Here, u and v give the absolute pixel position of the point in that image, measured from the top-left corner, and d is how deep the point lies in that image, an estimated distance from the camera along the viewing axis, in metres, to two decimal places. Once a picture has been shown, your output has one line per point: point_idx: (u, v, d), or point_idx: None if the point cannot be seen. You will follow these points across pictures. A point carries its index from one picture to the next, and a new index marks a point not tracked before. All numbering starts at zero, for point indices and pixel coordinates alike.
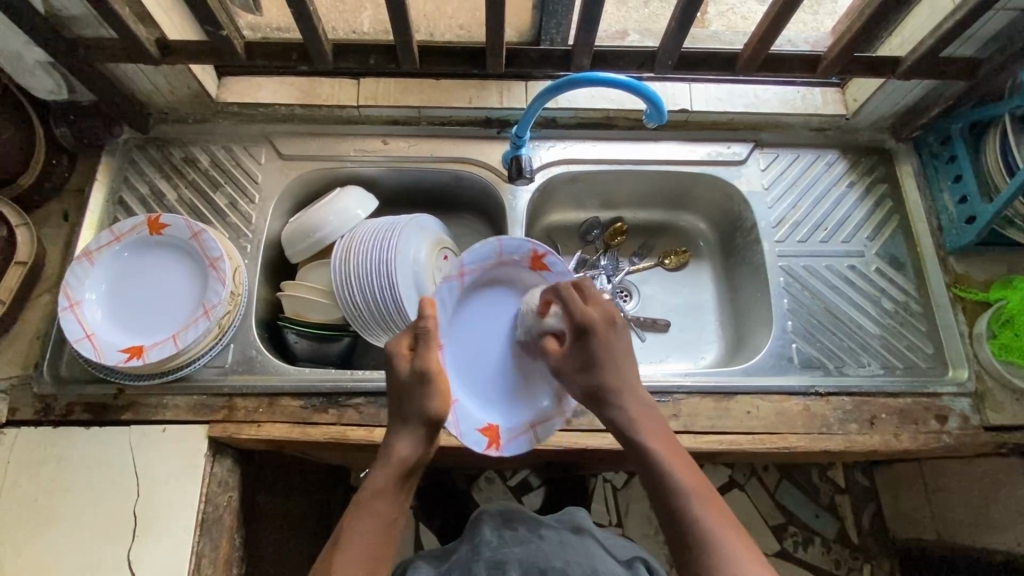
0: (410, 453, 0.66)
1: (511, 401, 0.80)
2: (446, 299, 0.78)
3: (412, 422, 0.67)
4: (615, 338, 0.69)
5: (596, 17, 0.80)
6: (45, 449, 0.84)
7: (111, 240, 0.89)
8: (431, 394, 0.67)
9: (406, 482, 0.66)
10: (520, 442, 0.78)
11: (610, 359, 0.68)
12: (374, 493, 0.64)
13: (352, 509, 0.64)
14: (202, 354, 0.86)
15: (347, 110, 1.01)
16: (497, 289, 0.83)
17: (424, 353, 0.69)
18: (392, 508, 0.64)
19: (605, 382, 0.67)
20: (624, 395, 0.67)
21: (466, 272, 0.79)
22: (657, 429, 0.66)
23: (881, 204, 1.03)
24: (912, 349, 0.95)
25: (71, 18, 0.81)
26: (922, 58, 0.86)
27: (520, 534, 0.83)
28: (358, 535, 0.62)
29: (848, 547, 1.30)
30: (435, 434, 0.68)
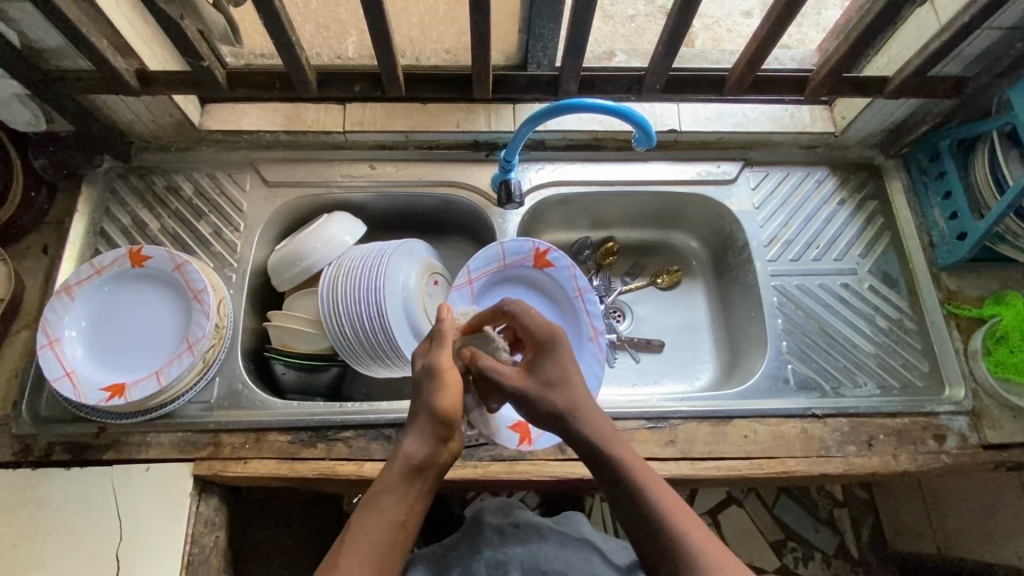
0: (420, 451, 0.63)
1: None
2: (457, 305, 0.92)
3: (422, 419, 0.65)
4: (570, 351, 0.71)
5: (583, 43, 0.80)
6: (23, 493, 0.81)
7: (91, 273, 0.87)
8: (442, 390, 0.66)
9: (415, 482, 0.62)
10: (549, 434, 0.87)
11: (567, 368, 0.69)
12: (380, 491, 0.61)
13: (358, 512, 0.60)
14: (186, 390, 0.84)
15: (332, 135, 1.00)
16: (508, 289, 0.96)
17: (434, 353, 0.69)
18: (400, 508, 0.60)
19: (565, 399, 0.66)
20: (583, 402, 0.67)
21: (473, 278, 0.92)
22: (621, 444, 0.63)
23: (871, 221, 1.03)
24: (908, 368, 0.94)
25: (47, 50, 0.79)
26: (909, 77, 0.85)
27: (523, 533, 0.80)
28: (365, 533, 0.58)
29: (849, 562, 1.28)
30: (450, 436, 0.65)
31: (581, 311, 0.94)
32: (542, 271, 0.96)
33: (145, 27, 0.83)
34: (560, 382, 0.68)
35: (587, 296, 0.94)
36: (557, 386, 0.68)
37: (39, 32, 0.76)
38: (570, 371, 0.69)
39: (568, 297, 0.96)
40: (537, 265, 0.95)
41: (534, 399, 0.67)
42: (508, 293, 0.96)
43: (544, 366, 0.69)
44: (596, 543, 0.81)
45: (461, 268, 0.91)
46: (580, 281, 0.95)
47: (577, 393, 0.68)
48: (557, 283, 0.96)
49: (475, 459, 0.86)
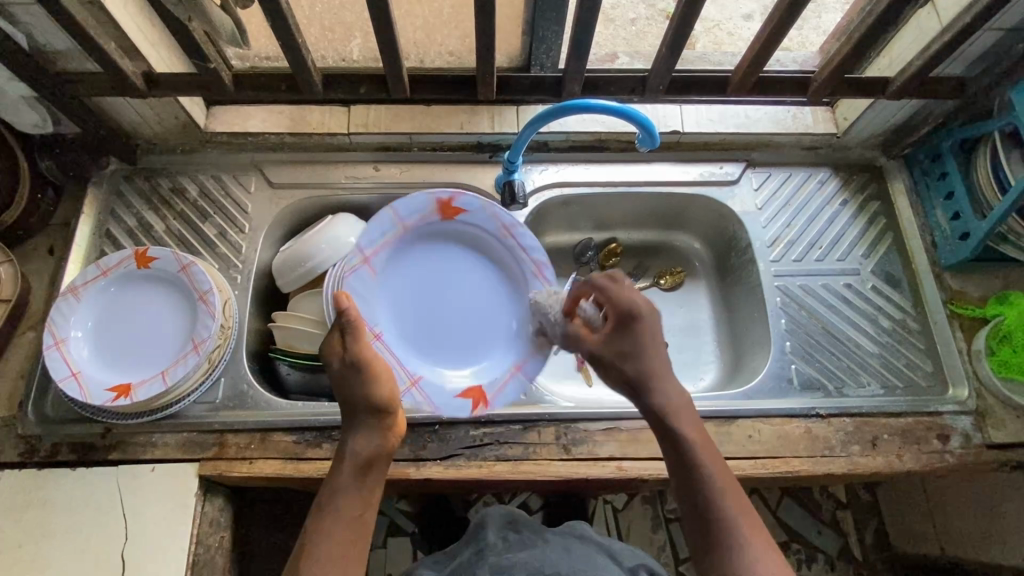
0: (366, 447, 0.68)
1: (489, 358, 0.91)
2: (359, 288, 0.87)
3: (362, 417, 0.69)
4: (649, 327, 0.72)
5: (586, 46, 0.80)
6: (28, 493, 0.81)
7: (97, 274, 0.87)
8: (376, 384, 0.69)
9: (365, 474, 0.67)
10: (502, 398, 0.88)
11: (647, 345, 0.71)
12: (334, 490, 0.66)
13: (314, 514, 0.64)
14: (192, 390, 0.84)
15: (337, 137, 1.01)
16: (433, 254, 0.93)
17: (354, 345, 0.70)
18: (355, 503, 0.65)
19: (643, 372, 0.70)
20: (659, 377, 0.70)
21: (367, 256, 0.88)
22: (691, 422, 0.69)
23: (874, 221, 1.03)
24: (911, 367, 0.94)
25: (55, 53, 0.80)
26: (911, 78, 0.86)
27: (527, 539, 0.81)
28: (324, 534, 0.62)
29: (852, 564, 1.28)
30: (388, 424, 0.70)
31: (514, 249, 0.93)
32: (454, 221, 0.93)
33: (152, 29, 0.84)
34: (634, 355, 0.71)
35: (516, 232, 0.92)
36: (631, 357, 0.71)
37: (47, 34, 0.77)
38: (646, 342, 0.72)
39: (494, 238, 0.93)
40: (443, 216, 0.92)
41: (612, 367, 0.72)
42: (432, 250, 0.93)
43: (623, 339, 0.72)
44: (600, 544, 0.82)
45: (352, 248, 0.87)
46: (504, 219, 0.92)
47: (659, 372, 0.71)
48: (473, 229, 0.93)
49: (479, 459, 0.86)
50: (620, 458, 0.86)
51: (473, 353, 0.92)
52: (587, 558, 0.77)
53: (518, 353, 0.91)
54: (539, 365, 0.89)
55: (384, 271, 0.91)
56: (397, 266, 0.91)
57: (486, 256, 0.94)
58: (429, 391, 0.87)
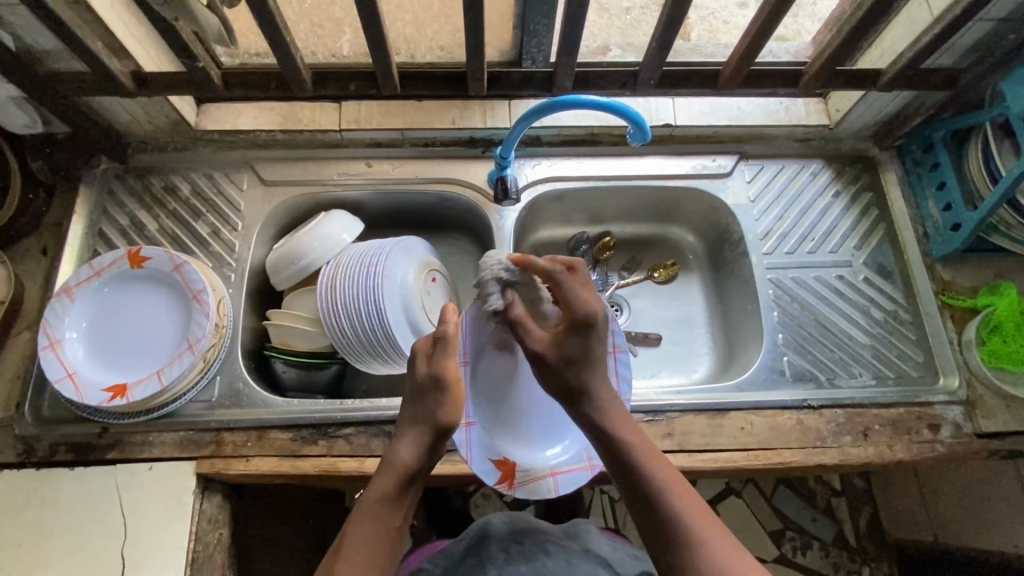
0: (413, 460, 0.65)
1: (537, 440, 0.84)
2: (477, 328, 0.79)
3: (420, 426, 0.67)
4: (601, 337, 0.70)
5: (576, 40, 0.80)
6: (27, 493, 0.82)
7: (91, 275, 0.87)
8: (446, 401, 0.67)
9: (408, 487, 0.65)
10: (531, 486, 0.81)
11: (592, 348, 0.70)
12: (377, 502, 0.63)
13: (353, 517, 0.63)
14: (188, 389, 0.85)
15: (329, 134, 1.00)
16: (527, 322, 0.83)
17: (442, 359, 0.68)
18: (396, 515, 0.63)
19: (581, 381, 0.69)
20: (599, 391, 0.70)
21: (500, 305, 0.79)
22: (623, 421, 0.69)
23: (867, 212, 1.03)
24: (903, 358, 0.95)
25: (42, 53, 0.80)
26: (903, 69, 0.86)
27: (529, 550, 0.80)
28: (361, 541, 0.61)
29: (847, 550, 1.29)
30: (440, 444, 0.67)
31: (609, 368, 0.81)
32: None
33: (140, 27, 0.83)
34: (580, 361, 0.69)
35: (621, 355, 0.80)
36: (577, 367, 0.69)
37: (33, 35, 0.76)
38: (594, 355, 0.70)
39: None
40: None
41: (555, 373, 0.70)
42: None
43: (573, 343, 0.70)
44: (601, 555, 0.82)
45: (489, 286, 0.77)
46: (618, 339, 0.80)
47: (598, 384, 0.69)
48: None
49: None
50: None
51: (526, 421, 0.85)
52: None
53: (566, 456, 0.83)
54: (577, 480, 0.82)
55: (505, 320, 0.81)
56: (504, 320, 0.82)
57: None
58: (473, 439, 0.80)
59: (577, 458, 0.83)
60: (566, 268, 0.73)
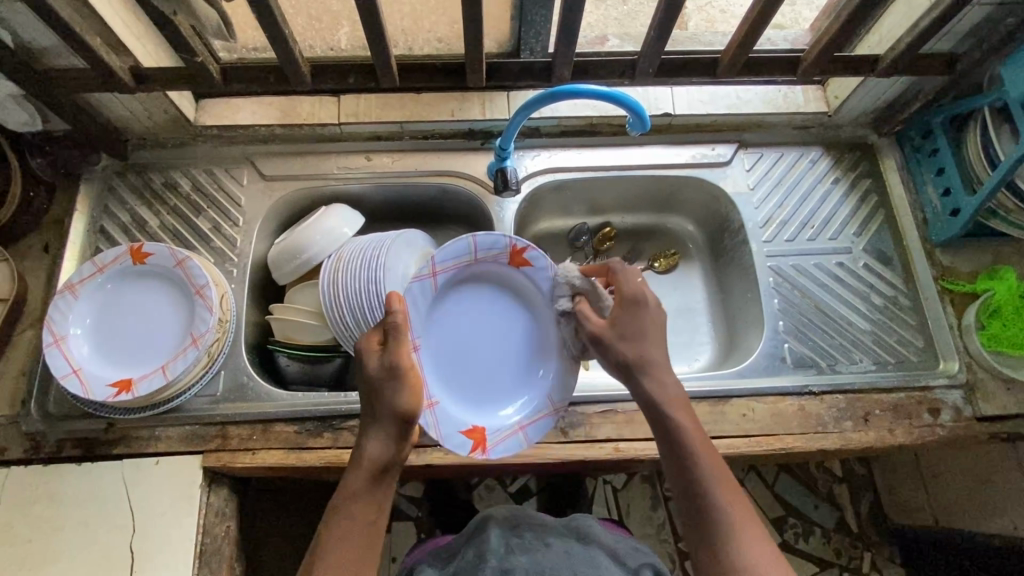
0: (381, 453, 0.65)
1: (496, 405, 0.85)
2: (418, 300, 0.82)
3: (384, 420, 0.66)
4: (649, 312, 0.73)
5: (575, 31, 0.80)
6: (35, 489, 0.82)
7: (94, 271, 0.87)
8: (405, 391, 0.66)
9: (380, 480, 0.65)
10: (503, 442, 0.82)
11: (643, 326, 0.72)
12: (347, 497, 0.64)
13: (329, 515, 0.64)
14: (192, 384, 0.85)
15: (328, 128, 1.00)
16: (474, 293, 0.86)
17: (394, 352, 0.67)
18: (371, 508, 0.64)
19: (634, 356, 0.71)
20: (653, 369, 0.71)
21: (437, 271, 0.82)
22: (682, 404, 0.69)
23: (866, 199, 1.04)
24: (903, 344, 0.96)
25: (41, 49, 0.79)
26: (901, 55, 0.86)
27: (529, 541, 0.82)
28: (338, 537, 0.62)
29: (848, 536, 1.30)
30: (406, 433, 0.66)
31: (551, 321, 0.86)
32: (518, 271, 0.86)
33: (138, 23, 0.83)
34: (632, 337, 0.72)
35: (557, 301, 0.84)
36: (630, 340, 0.72)
37: (30, 31, 0.76)
38: (645, 328, 0.72)
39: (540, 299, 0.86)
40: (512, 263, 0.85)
41: (611, 347, 0.73)
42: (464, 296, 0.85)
43: (623, 322, 0.72)
44: (603, 546, 0.82)
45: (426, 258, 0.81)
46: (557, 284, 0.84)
47: (655, 361, 0.71)
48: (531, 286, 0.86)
49: None
50: (617, 440, 0.88)
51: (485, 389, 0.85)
52: (590, 564, 0.78)
53: (527, 410, 0.85)
54: (544, 426, 0.84)
55: (445, 288, 0.84)
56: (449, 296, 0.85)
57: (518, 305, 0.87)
58: (439, 416, 0.80)
59: (537, 405, 0.85)
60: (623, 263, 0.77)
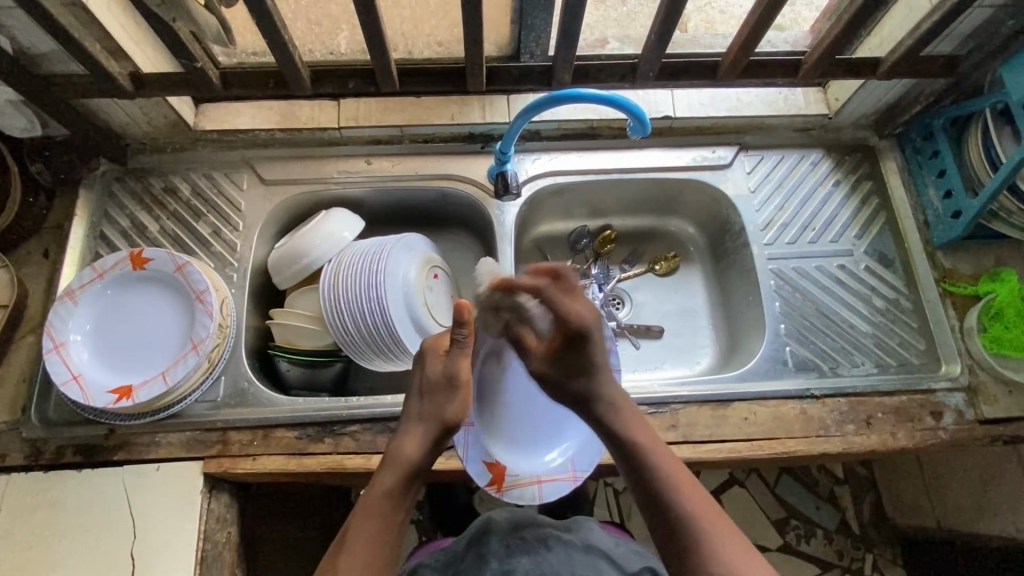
0: (419, 454, 0.67)
1: (529, 448, 0.82)
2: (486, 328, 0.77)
3: (427, 422, 0.69)
4: (598, 342, 0.70)
5: (575, 35, 0.80)
6: (36, 495, 0.82)
7: (94, 277, 0.87)
8: (455, 400, 0.70)
9: (412, 481, 0.66)
10: (520, 491, 0.80)
11: (595, 358, 0.70)
12: (380, 494, 0.64)
13: (355, 512, 0.63)
14: (193, 390, 0.85)
15: (328, 132, 1.00)
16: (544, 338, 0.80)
17: (456, 360, 0.70)
18: (399, 508, 0.64)
19: (586, 386, 0.71)
20: (608, 395, 0.71)
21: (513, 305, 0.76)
22: (637, 421, 0.71)
23: (867, 202, 1.03)
24: (905, 346, 0.95)
25: (39, 55, 0.79)
26: (902, 58, 0.85)
27: (530, 544, 0.82)
28: (366, 535, 0.61)
29: (850, 537, 1.30)
30: (440, 439, 0.69)
31: None
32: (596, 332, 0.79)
33: (137, 28, 0.83)
34: (583, 372, 0.70)
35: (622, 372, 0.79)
36: (583, 375, 0.71)
37: (29, 37, 0.76)
38: (596, 361, 0.70)
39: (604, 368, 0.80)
40: None
41: (562, 386, 0.72)
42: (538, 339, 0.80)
43: (574, 359, 0.70)
44: (603, 548, 0.83)
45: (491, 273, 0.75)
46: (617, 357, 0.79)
47: (605, 388, 0.71)
48: None
49: None
50: None
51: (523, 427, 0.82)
52: (590, 569, 0.78)
53: (552, 464, 0.82)
54: (560, 490, 0.81)
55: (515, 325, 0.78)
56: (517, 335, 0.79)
57: None
58: (472, 439, 0.78)
59: (562, 468, 0.81)
60: (554, 279, 0.68)
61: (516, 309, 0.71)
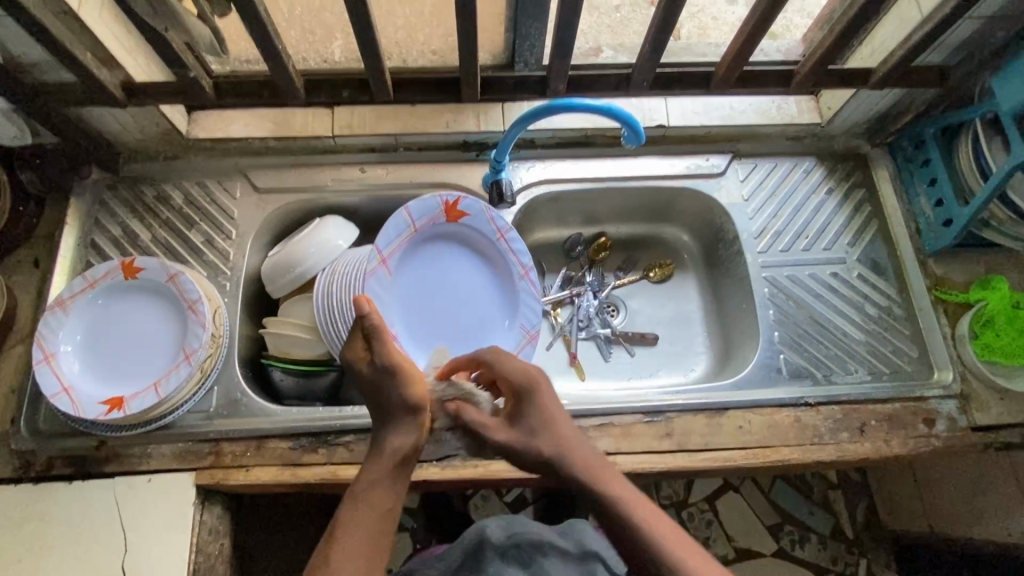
0: (401, 442, 0.65)
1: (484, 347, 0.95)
2: (377, 290, 0.88)
3: (398, 412, 0.67)
4: (547, 391, 0.71)
5: (569, 46, 0.80)
6: (25, 508, 0.81)
7: (85, 287, 0.86)
8: (408, 382, 0.68)
9: (399, 470, 0.64)
10: None
11: (547, 410, 0.70)
12: (366, 486, 0.62)
13: (342, 507, 0.61)
14: (186, 400, 0.84)
15: (321, 140, 1.00)
16: (432, 255, 0.94)
17: (382, 345, 0.68)
18: (388, 496, 0.62)
19: (552, 444, 0.67)
20: (571, 443, 0.68)
21: (386, 256, 0.89)
22: (611, 474, 0.65)
23: (859, 210, 1.04)
24: (897, 354, 0.96)
25: (30, 64, 0.79)
26: (893, 68, 0.86)
27: (526, 553, 0.81)
28: (357, 526, 0.59)
29: (844, 543, 1.30)
30: (422, 423, 0.68)
31: (507, 251, 0.95)
32: (458, 223, 0.94)
33: (128, 36, 0.82)
34: (543, 427, 0.69)
35: (508, 236, 0.95)
36: (540, 433, 0.68)
37: (20, 46, 0.75)
38: (547, 412, 0.69)
39: (490, 239, 0.95)
40: (448, 219, 0.93)
41: (523, 453, 0.68)
42: (422, 261, 0.93)
43: (526, 417, 0.70)
44: (599, 553, 0.83)
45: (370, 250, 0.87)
46: (498, 223, 0.94)
47: (571, 441, 0.68)
48: (474, 232, 0.95)
49: (474, 459, 0.87)
50: (614, 453, 0.88)
51: (469, 337, 0.95)
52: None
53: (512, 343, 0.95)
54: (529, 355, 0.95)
55: (397, 269, 0.91)
56: (404, 264, 0.92)
57: (473, 250, 0.96)
58: None
59: (521, 342, 0.95)
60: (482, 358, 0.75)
61: (459, 394, 0.75)
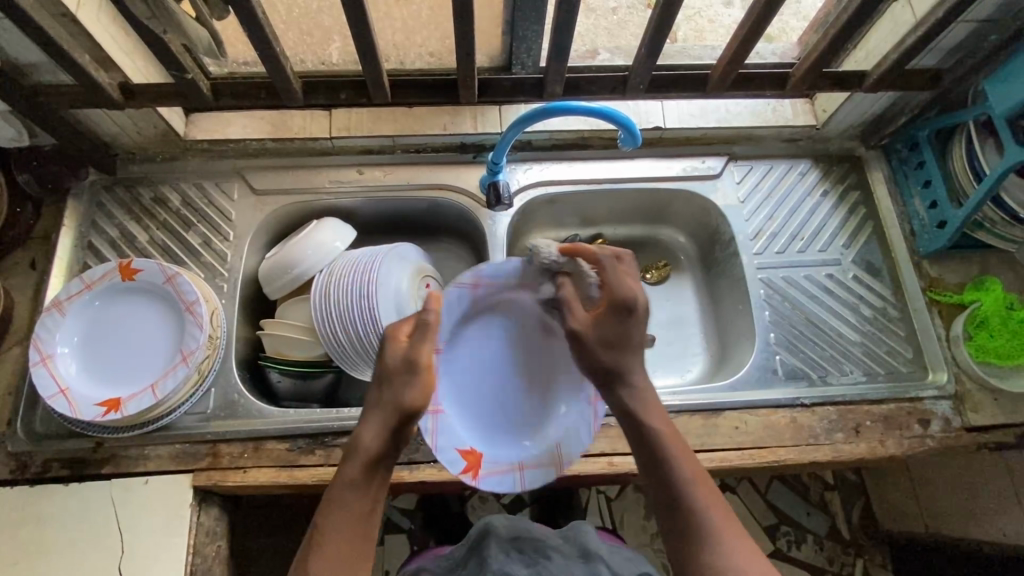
0: (379, 443, 0.63)
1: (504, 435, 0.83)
2: (452, 304, 0.81)
3: (385, 410, 0.65)
4: (639, 325, 0.72)
5: (566, 49, 0.81)
6: (21, 510, 0.81)
7: (82, 288, 0.86)
8: (414, 385, 0.65)
9: (377, 472, 0.63)
10: (499, 478, 0.79)
11: (630, 332, 0.71)
12: (343, 484, 0.62)
13: (321, 508, 0.62)
14: (183, 402, 0.84)
15: (319, 141, 1.00)
16: (495, 319, 0.86)
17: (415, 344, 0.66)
18: (366, 499, 0.62)
19: (616, 360, 0.71)
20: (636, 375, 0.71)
21: (481, 283, 0.82)
22: (661, 418, 0.69)
23: (854, 211, 1.05)
24: (892, 355, 0.96)
25: (28, 66, 0.79)
26: (887, 71, 0.87)
27: (530, 555, 0.82)
28: (334, 527, 0.61)
29: (840, 543, 1.30)
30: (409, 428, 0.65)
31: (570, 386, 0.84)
32: (525, 298, 0.85)
33: (126, 38, 0.83)
34: (618, 343, 0.71)
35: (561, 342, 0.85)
36: (615, 347, 0.71)
37: (17, 48, 0.75)
38: (631, 336, 0.71)
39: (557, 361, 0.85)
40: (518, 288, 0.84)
41: (590, 351, 0.72)
42: (489, 320, 0.85)
43: (609, 330, 0.72)
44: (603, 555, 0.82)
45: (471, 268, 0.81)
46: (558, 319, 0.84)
47: (635, 367, 0.71)
48: (537, 320, 0.86)
49: None
50: (611, 454, 0.88)
51: (496, 420, 0.84)
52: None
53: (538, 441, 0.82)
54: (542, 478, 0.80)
55: (482, 302, 0.84)
56: (479, 306, 0.84)
57: (533, 347, 0.86)
58: (440, 429, 0.78)
59: (543, 457, 0.81)
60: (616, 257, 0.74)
61: (571, 274, 0.78)
